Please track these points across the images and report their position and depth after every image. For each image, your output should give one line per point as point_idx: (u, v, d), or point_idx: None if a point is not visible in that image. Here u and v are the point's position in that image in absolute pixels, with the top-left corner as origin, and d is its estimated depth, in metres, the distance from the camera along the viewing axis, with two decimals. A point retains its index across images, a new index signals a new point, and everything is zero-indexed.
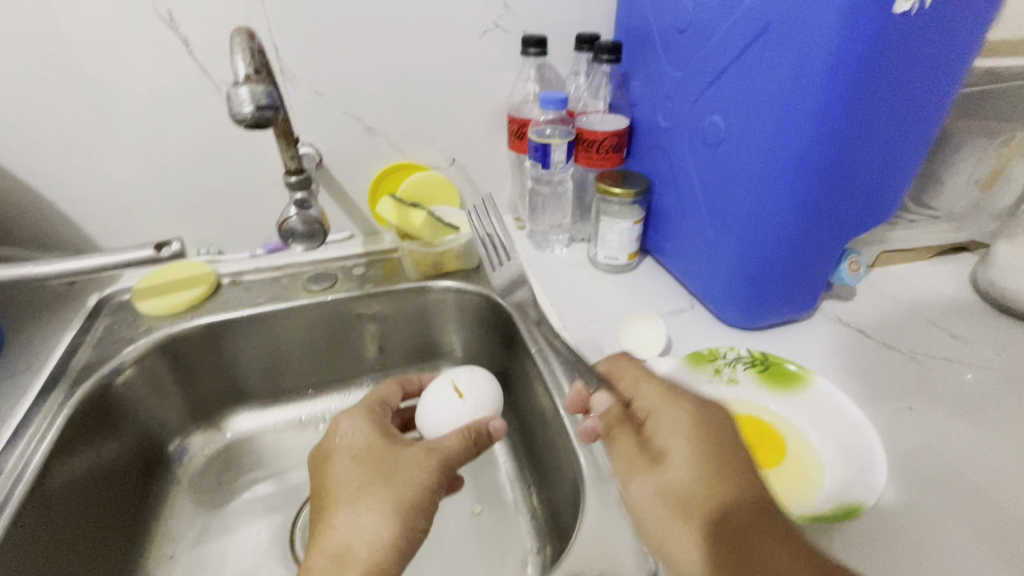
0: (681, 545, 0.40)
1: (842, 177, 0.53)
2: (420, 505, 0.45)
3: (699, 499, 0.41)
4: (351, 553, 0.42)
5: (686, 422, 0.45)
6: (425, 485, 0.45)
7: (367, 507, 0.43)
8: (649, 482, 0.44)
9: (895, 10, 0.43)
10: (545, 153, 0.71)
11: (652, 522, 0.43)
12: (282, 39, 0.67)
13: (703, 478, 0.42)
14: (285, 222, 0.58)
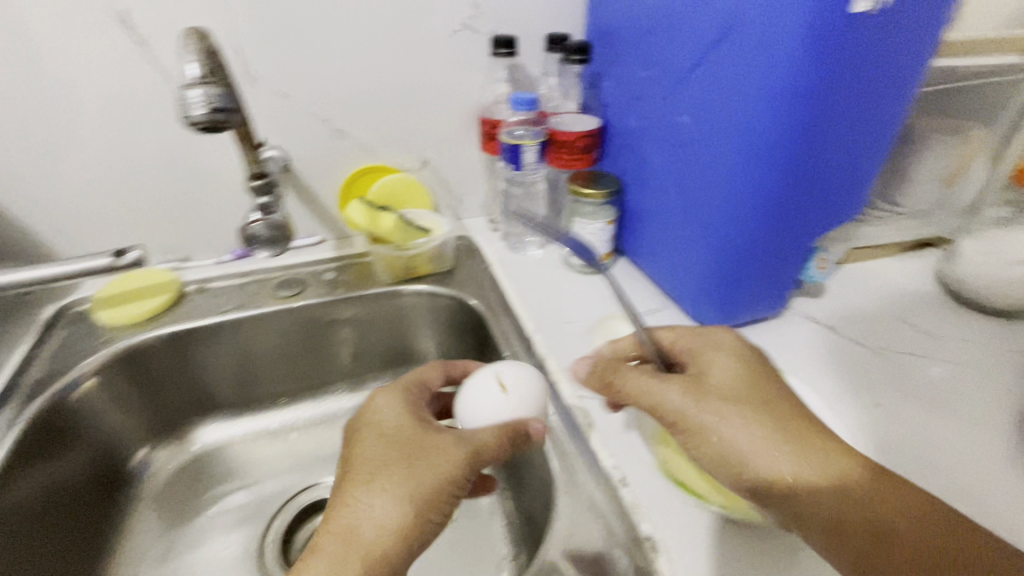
0: (737, 431, 0.42)
1: (807, 176, 0.54)
2: (439, 499, 0.43)
3: (745, 394, 0.44)
4: (360, 536, 0.40)
5: (719, 344, 0.49)
6: (448, 480, 0.43)
7: (386, 491, 0.42)
8: (688, 388, 0.45)
9: (853, 11, 0.44)
10: (516, 154, 0.71)
11: (700, 418, 0.43)
12: (244, 40, 0.65)
13: (745, 379, 0.46)
14: (247, 228, 0.57)
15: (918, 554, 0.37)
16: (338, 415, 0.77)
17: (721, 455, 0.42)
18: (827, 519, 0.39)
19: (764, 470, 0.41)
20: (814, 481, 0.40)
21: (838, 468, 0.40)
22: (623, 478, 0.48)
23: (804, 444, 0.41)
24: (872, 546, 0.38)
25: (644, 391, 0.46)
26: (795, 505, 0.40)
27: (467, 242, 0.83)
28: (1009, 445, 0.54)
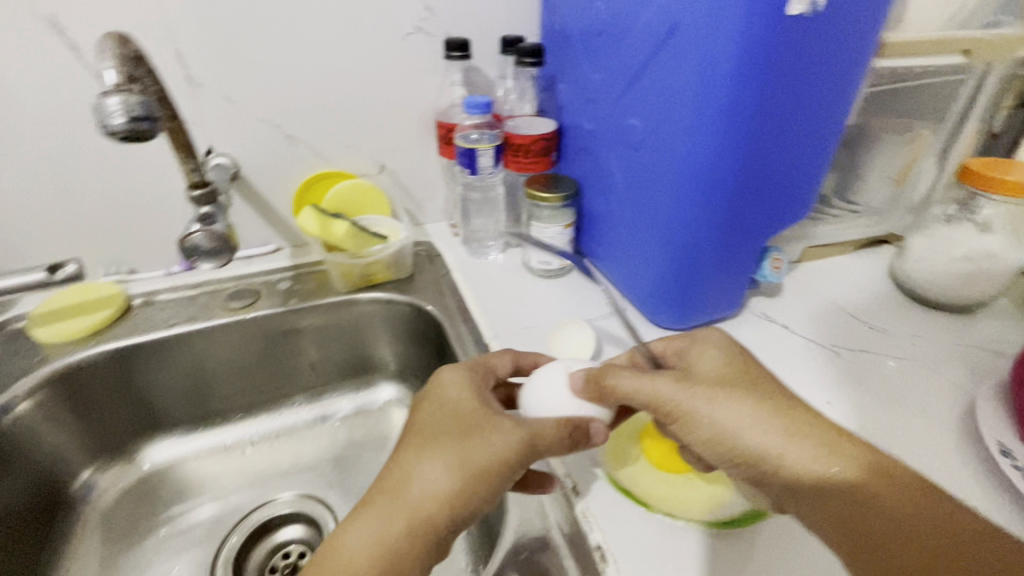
0: (725, 412, 0.42)
1: (755, 175, 0.54)
2: (486, 482, 0.40)
3: (733, 379, 0.44)
4: (405, 501, 0.39)
5: (707, 341, 0.48)
6: (500, 464, 0.40)
7: (438, 463, 0.40)
8: (677, 378, 0.44)
9: (788, 12, 0.44)
10: (472, 158, 0.70)
11: (691, 404, 0.42)
12: (185, 44, 0.63)
13: (732, 367, 0.46)
14: (188, 239, 0.54)
15: (897, 526, 0.37)
16: (296, 428, 0.75)
17: (716, 433, 0.42)
18: (813, 495, 0.40)
19: (753, 449, 0.41)
20: (802, 458, 0.40)
21: (825, 444, 0.40)
22: (574, 486, 0.47)
23: (793, 422, 0.41)
24: (853, 521, 0.38)
25: (634, 388, 0.44)
26: (784, 481, 0.41)
27: (427, 248, 0.82)
28: (955, 439, 0.55)
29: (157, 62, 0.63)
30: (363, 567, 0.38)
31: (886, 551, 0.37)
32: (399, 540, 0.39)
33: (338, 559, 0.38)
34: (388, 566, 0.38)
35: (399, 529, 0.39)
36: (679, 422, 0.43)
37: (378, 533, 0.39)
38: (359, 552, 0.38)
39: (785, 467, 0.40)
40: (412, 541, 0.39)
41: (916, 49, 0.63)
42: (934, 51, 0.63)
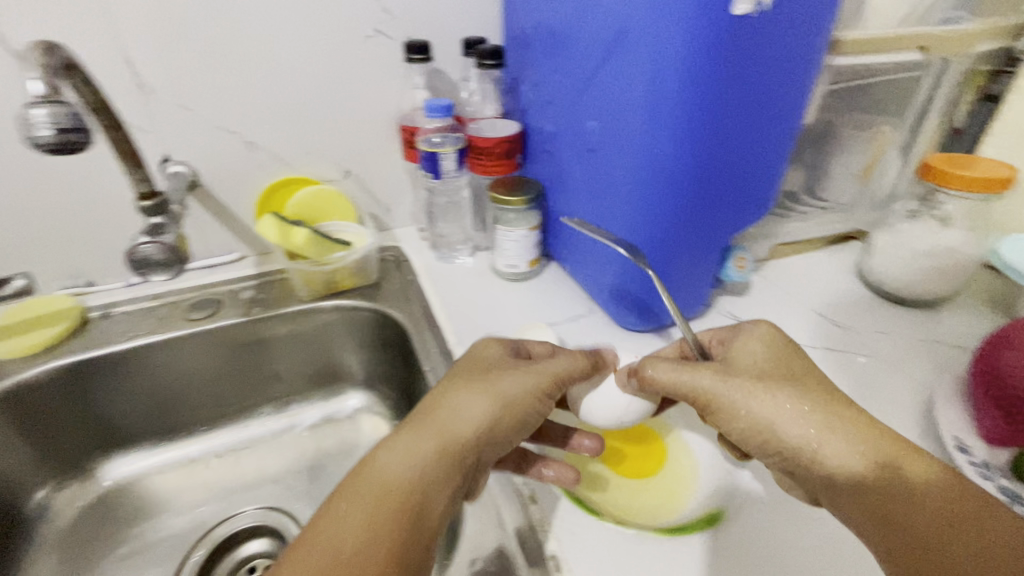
0: (766, 407, 0.42)
1: (712, 176, 0.54)
2: (511, 418, 0.43)
3: (778, 375, 0.44)
4: (440, 424, 0.41)
5: (754, 330, 0.48)
6: (525, 402, 0.44)
7: (471, 394, 0.43)
8: (717, 370, 0.44)
9: (735, 13, 0.43)
10: (434, 162, 0.69)
11: (729, 397, 0.43)
12: (135, 52, 0.62)
13: (778, 360, 0.45)
14: (135, 251, 0.54)
15: (938, 520, 0.35)
16: (263, 439, 0.74)
17: (751, 426, 0.42)
18: (851, 489, 0.38)
19: (791, 443, 0.41)
20: (841, 452, 0.39)
21: (867, 442, 0.39)
22: (532, 494, 0.47)
23: (835, 418, 0.40)
24: (890, 513, 0.37)
25: (674, 380, 0.45)
26: (821, 474, 0.40)
27: (395, 253, 0.81)
28: (915, 435, 0.55)
29: (105, 70, 0.62)
30: (396, 480, 0.37)
31: (927, 542, 0.35)
32: (433, 458, 0.39)
33: (370, 475, 0.38)
34: (419, 482, 0.38)
35: (433, 447, 0.40)
36: (717, 412, 0.44)
37: (413, 453, 0.39)
38: (394, 467, 0.38)
39: (824, 461, 0.39)
40: (443, 463, 0.39)
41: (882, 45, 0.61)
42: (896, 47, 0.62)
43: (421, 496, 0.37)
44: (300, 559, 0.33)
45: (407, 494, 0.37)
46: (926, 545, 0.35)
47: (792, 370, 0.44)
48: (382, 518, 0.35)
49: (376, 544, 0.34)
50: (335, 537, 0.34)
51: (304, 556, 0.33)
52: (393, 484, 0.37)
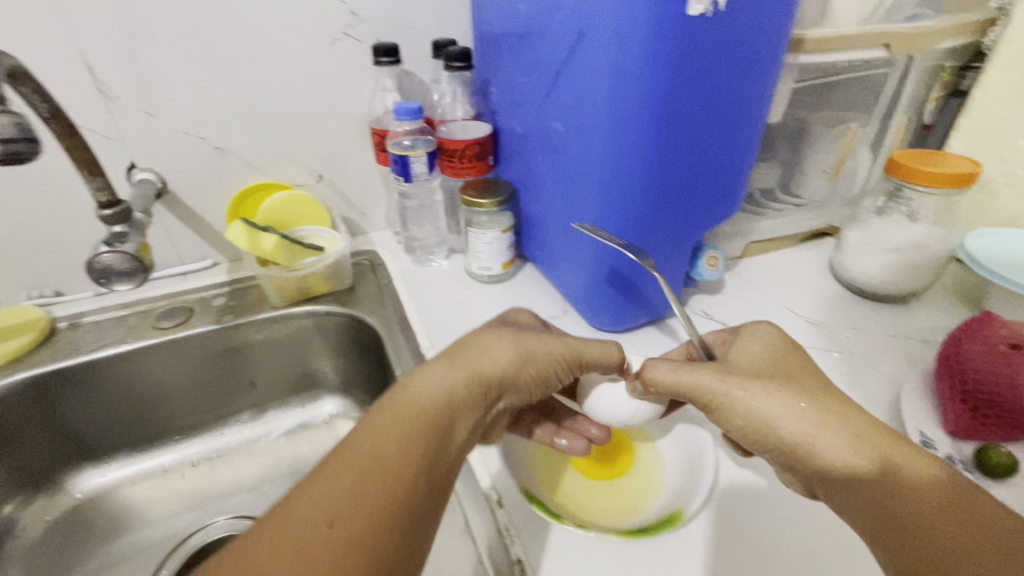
0: (767, 404, 0.39)
1: (676, 175, 0.54)
2: (538, 368, 0.45)
3: (776, 374, 0.42)
4: (471, 358, 0.43)
5: (758, 331, 0.46)
6: (554, 359, 0.46)
7: (503, 337, 0.45)
8: (717, 369, 0.43)
9: (689, 13, 0.43)
10: (405, 165, 0.69)
11: (729, 395, 0.41)
12: (97, 59, 0.61)
13: (779, 359, 0.44)
14: (96, 261, 0.51)
15: (931, 514, 0.34)
16: (238, 447, 0.73)
17: (750, 424, 0.40)
18: (845, 482, 0.37)
19: (788, 440, 0.39)
20: (835, 448, 0.37)
21: (861, 437, 0.37)
22: (499, 498, 0.46)
23: (830, 413, 0.38)
24: (882, 506, 0.35)
25: (673, 379, 0.44)
26: (816, 469, 0.38)
27: (370, 257, 0.81)
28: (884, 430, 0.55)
29: (65, 77, 0.61)
30: (428, 400, 0.39)
31: (919, 534, 0.34)
32: (462, 386, 0.41)
33: (404, 393, 0.40)
34: (448, 407, 0.40)
35: (462, 376, 0.41)
36: (719, 412, 0.42)
37: (444, 380, 0.41)
38: (426, 389, 0.40)
39: (819, 457, 0.37)
40: (470, 394, 0.41)
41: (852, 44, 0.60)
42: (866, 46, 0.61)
43: (448, 421, 0.39)
44: (336, 458, 0.35)
45: (436, 415, 0.39)
46: (918, 539, 0.34)
47: (789, 370, 0.42)
48: (413, 431, 0.37)
49: (406, 454, 0.36)
50: (370, 442, 0.36)
51: (340, 455, 0.36)
52: (425, 405, 0.39)
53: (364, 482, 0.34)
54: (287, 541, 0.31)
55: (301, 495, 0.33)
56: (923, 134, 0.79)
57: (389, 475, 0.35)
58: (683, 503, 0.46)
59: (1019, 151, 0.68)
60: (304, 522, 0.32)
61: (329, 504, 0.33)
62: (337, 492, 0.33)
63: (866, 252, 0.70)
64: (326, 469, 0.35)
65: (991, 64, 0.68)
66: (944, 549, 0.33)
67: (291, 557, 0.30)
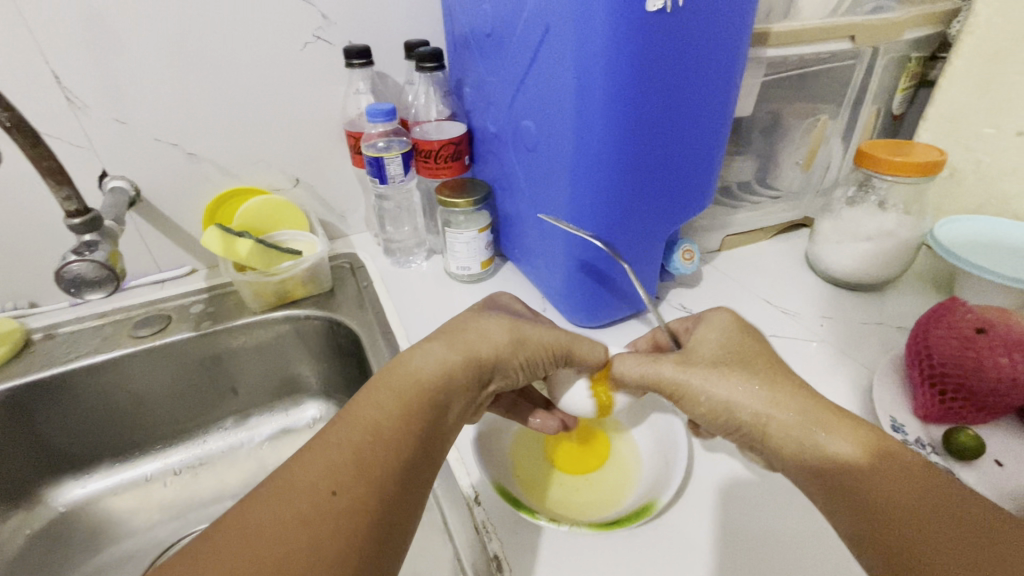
0: (722, 389, 0.40)
1: (645, 169, 0.54)
2: (531, 355, 0.45)
3: (734, 361, 0.42)
4: (469, 340, 0.43)
5: (719, 316, 0.46)
6: (549, 349, 0.46)
7: (500, 322, 0.45)
8: (677, 359, 0.44)
9: (648, 9, 0.44)
10: (379, 166, 0.69)
11: (689, 384, 0.42)
12: (64, 68, 0.61)
13: (736, 342, 0.43)
14: (65, 271, 0.50)
15: (870, 470, 0.34)
16: (221, 454, 0.73)
17: (711, 410, 0.41)
18: (794, 454, 0.38)
19: (745, 420, 0.40)
20: (784, 422, 0.38)
21: (806, 411, 0.38)
22: (477, 496, 0.46)
23: (778, 391, 0.39)
24: (824, 470, 0.36)
25: (640, 373, 0.45)
26: (772, 445, 0.39)
27: (350, 260, 0.81)
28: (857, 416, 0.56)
29: (32, 84, 0.60)
30: (425, 378, 0.40)
31: (862, 490, 0.34)
32: (460, 365, 0.41)
33: (403, 369, 0.40)
34: (443, 386, 0.40)
35: (459, 356, 0.42)
36: (681, 399, 0.43)
37: (441, 359, 0.41)
38: (424, 367, 0.40)
39: (775, 436, 0.38)
40: (465, 374, 0.42)
41: (817, 37, 0.61)
42: (832, 39, 0.62)
43: (442, 401, 0.40)
44: (337, 430, 0.36)
45: (432, 393, 0.39)
46: (860, 494, 0.34)
47: (744, 353, 0.43)
48: (411, 408, 0.38)
49: (405, 430, 0.37)
50: (372, 415, 0.37)
51: (340, 427, 0.36)
52: (423, 382, 0.39)
53: (364, 454, 0.35)
54: (288, 508, 0.31)
55: (303, 464, 0.34)
56: (893, 124, 0.81)
57: (388, 450, 0.35)
58: (656, 495, 0.45)
59: (984, 139, 0.69)
60: (305, 490, 0.32)
61: (330, 473, 0.33)
62: (339, 463, 0.34)
63: (838, 242, 0.71)
64: (327, 440, 0.35)
65: (955, 54, 0.70)
66: (885, 499, 0.33)
67: (293, 523, 0.31)
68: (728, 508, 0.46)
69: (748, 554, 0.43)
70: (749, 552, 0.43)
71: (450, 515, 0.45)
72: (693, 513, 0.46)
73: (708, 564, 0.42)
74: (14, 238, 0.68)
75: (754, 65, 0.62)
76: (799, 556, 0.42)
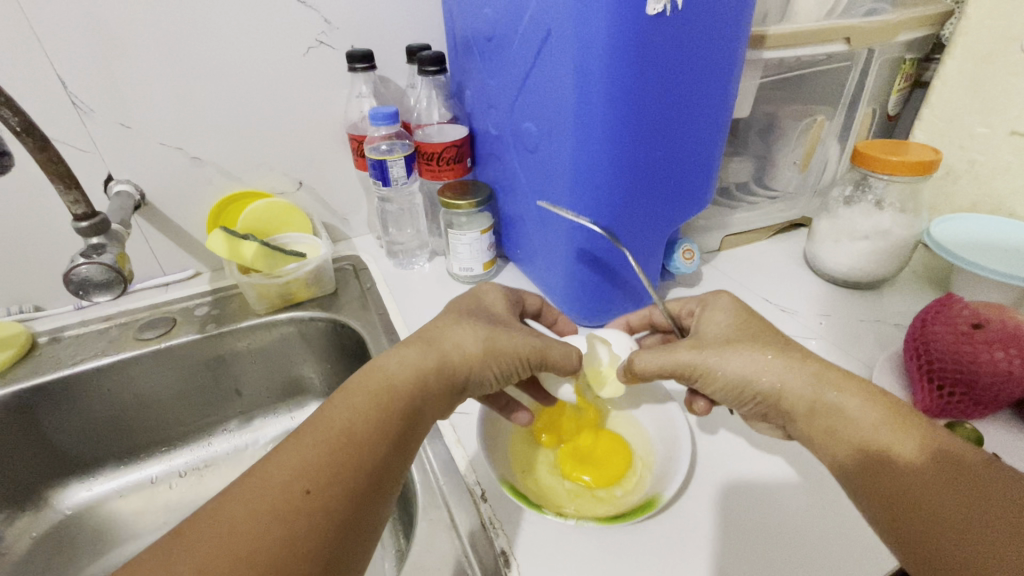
0: (738, 363, 0.43)
1: (645, 170, 0.55)
2: (504, 364, 0.44)
3: (742, 336, 0.45)
4: (440, 349, 0.42)
5: (723, 300, 0.49)
6: (522, 357, 0.45)
7: (474, 330, 0.44)
8: (691, 343, 0.46)
9: (648, 11, 0.45)
10: (383, 169, 0.69)
11: (706, 362, 0.44)
12: (71, 73, 0.61)
13: (744, 321, 0.47)
14: (73, 273, 0.51)
15: (874, 428, 0.37)
16: (225, 456, 0.73)
17: (732, 385, 0.43)
18: (806, 415, 0.40)
19: (763, 389, 0.42)
20: (796, 386, 0.41)
21: (816, 375, 0.41)
22: (483, 493, 0.47)
23: (790, 360, 0.42)
24: (835, 428, 0.39)
25: (658, 364, 0.45)
26: (784, 408, 0.42)
27: (353, 262, 0.81)
28: None
29: (38, 89, 0.61)
30: (394, 387, 0.39)
31: (866, 451, 0.37)
32: (433, 373, 0.41)
33: (376, 373, 0.40)
34: (412, 397, 0.40)
35: (428, 366, 0.41)
36: (697, 377, 0.45)
37: (409, 369, 0.40)
38: (393, 375, 0.40)
39: (789, 402, 0.41)
40: (434, 385, 0.41)
41: (813, 40, 0.62)
42: (828, 41, 0.63)
43: (411, 412, 0.39)
44: (310, 429, 0.36)
45: (401, 403, 0.39)
46: (864, 455, 0.37)
47: (750, 330, 0.45)
48: (383, 417, 0.38)
49: (377, 436, 0.37)
50: (345, 419, 0.37)
51: (313, 427, 0.37)
52: (395, 388, 0.39)
53: (337, 458, 0.35)
54: (260, 503, 0.32)
55: (276, 461, 0.35)
56: (889, 125, 0.82)
57: (359, 455, 0.36)
58: (660, 490, 0.46)
59: (978, 138, 0.71)
60: (277, 487, 0.33)
61: (303, 472, 0.34)
62: (312, 462, 0.34)
63: (836, 241, 0.72)
64: (301, 439, 0.36)
65: (949, 55, 0.71)
66: (898, 479, 0.35)
67: (263, 518, 0.32)
68: (731, 504, 0.47)
69: (754, 548, 0.43)
70: (753, 548, 0.43)
71: (455, 512, 0.45)
72: (697, 509, 0.46)
73: (712, 560, 0.42)
74: (20, 242, 0.68)
75: (752, 68, 0.64)
76: (801, 552, 0.43)
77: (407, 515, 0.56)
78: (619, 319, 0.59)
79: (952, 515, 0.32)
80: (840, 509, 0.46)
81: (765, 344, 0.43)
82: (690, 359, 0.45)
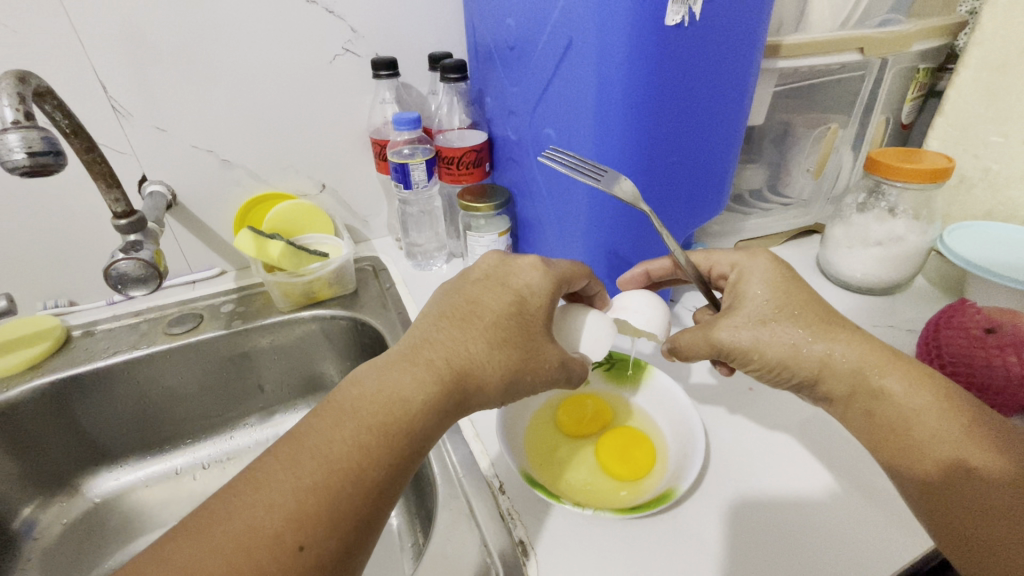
0: (778, 344, 0.45)
1: (661, 174, 0.56)
2: (514, 390, 0.45)
3: (782, 316, 0.46)
4: (459, 374, 0.42)
5: (766, 262, 0.49)
6: (532, 381, 0.45)
7: (495, 356, 0.43)
8: (730, 321, 0.47)
9: (668, 22, 0.47)
10: (404, 172, 0.71)
11: (748, 341, 0.45)
12: (110, 78, 0.64)
13: (783, 295, 0.46)
14: (113, 268, 0.53)
15: (917, 413, 0.40)
16: (247, 450, 0.76)
17: (770, 368, 0.45)
18: (846, 397, 0.43)
19: (801, 372, 0.44)
20: (840, 367, 0.43)
21: (860, 359, 0.43)
22: (502, 485, 0.49)
23: (833, 341, 0.44)
24: (874, 411, 0.42)
25: (699, 348, 0.48)
26: (822, 390, 0.45)
27: (373, 262, 0.84)
28: None
29: (79, 94, 0.64)
30: (408, 414, 0.39)
31: (907, 434, 0.40)
32: (448, 401, 0.41)
33: (392, 401, 0.39)
34: (423, 426, 0.39)
35: (443, 393, 0.41)
36: (734, 356, 0.47)
37: (427, 397, 0.40)
38: (408, 401, 0.39)
39: (829, 380, 0.43)
40: (446, 413, 0.41)
41: (827, 49, 0.63)
42: (841, 50, 0.64)
43: (422, 440, 0.39)
44: (310, 465, 0.35)
45: (413, 431, 0.39)
46: (901, 437, 0.40)
47: (787, 298, 0.46)
48: (395, 442, 0.38)
49: (384, 475, 0.37)
50: (353, 457, 0.36)
51: (315, 460, 0.36)
52: (408, 422, 0.39)
53: (338, 498, 0.35)
54: (246, 558, 0.32)
55: (268, 502, 0.34)
56: (901, 133, 0.83)
57: (361, 498, 0.36)
58: (676, 485, 0.47)
59: (992, 147, 0.71)
60: (269, 537, 0.32)
61: (299, 523, 0.33)
62: (309, 511, 0.34)
63: (850, 247, 0.73)
64: (300, 475, 0.35)
65: (962, 64, 0.72)
66: (932, 463, 0.38)
67: (251, 572, 0.31)
68: (748, 502, 0.47)
69: (770, 547, 0.44)
70: (765, 548, 0.43)
71: (476, 503, 0.47)
72: (713, 506, 0.47)
73: (727, 556, 0.43)
74: (56, 241, 0.71)
75: (766, 76, 0.65)
76: (814, 551, 0.43)
77: (425, 511, 0.57)
78: (640, 268, 0.58)
79: (981, 498, 0.36)
80: (851, 509, 0.47)
81: (785, 336, 0.45)
82: (725, 333, 0.46)
